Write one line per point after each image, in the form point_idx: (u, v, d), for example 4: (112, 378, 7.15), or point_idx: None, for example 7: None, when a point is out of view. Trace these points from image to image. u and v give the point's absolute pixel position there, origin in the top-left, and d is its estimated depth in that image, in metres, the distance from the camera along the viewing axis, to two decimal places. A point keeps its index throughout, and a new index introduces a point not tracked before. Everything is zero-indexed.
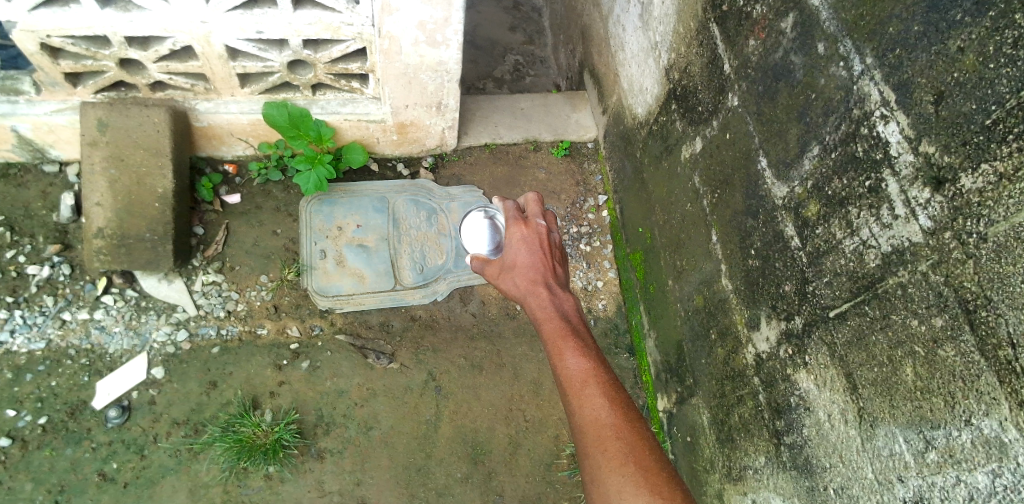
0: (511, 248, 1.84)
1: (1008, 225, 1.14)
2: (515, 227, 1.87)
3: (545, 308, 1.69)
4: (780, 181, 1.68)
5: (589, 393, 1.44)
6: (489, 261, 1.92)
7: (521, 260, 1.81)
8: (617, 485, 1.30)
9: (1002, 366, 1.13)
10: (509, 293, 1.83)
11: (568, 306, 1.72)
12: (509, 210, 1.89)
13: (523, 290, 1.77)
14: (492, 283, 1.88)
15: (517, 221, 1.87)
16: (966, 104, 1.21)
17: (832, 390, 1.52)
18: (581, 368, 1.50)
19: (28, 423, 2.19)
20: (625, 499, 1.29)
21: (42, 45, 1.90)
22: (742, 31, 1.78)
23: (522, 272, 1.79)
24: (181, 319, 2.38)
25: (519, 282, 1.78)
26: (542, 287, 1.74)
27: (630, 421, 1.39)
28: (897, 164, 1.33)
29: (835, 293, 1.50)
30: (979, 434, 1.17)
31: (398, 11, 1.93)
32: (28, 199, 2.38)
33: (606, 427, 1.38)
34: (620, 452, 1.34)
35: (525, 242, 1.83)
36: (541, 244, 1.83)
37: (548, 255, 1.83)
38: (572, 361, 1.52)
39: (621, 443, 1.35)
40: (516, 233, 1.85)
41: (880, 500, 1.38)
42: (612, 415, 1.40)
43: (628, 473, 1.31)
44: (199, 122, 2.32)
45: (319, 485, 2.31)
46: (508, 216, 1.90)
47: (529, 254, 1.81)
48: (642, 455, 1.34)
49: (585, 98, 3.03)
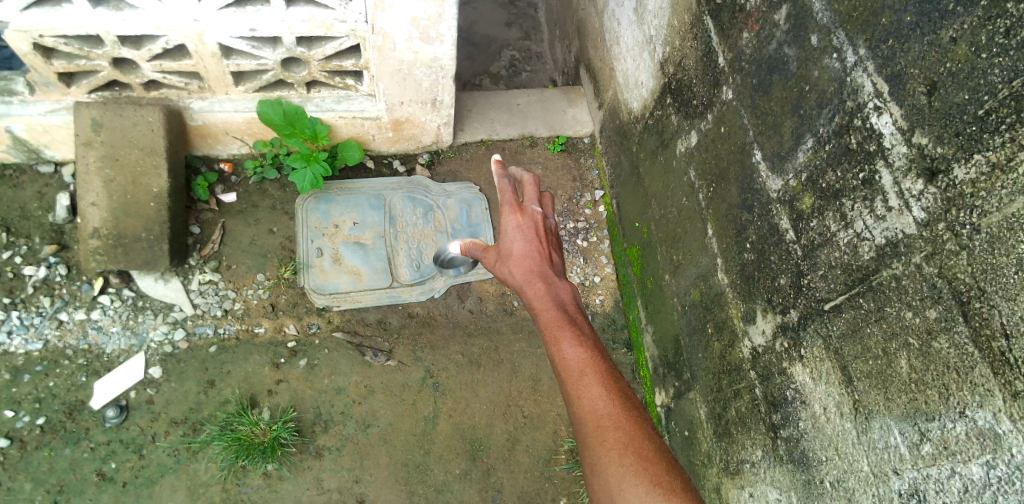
0: (507, 236, 1.82)
1: (1000, 216, 1.13)
2: (510, 213, 1.84)
3: (541, 298, 1.68)
4: (775, 174, 1.68)
5: (587, 383, 1.43)
6: (487, 249, 1.91)
7: (516, 249, 1.79)
8: (617, 475, 1.31)
9: (996, 358, 1.13)
10: (506, 282, 1.81)
11: (565, 295, 1.71)
12: (506, 194, 1.83)
13: (519, 280, 1.75)
14: (490, 272, 1.86)
15: (512, 208, 1.84)
16: (959, 95, 1.20)
17: (828, 383, 1.52)
18: (578, 357, 1.49)
19: (26, 423, 2.19)
20: (626, 490, 1.29)
21: (35, 45, 1.90)
22: (736, 23, 1.78)
23: (518, 261, 1.77)
24: (178, 318, 2.38)
25: (515, 271, 1.77)
26: (538, 277, 1.73)
27: (628, 410, 1.39)
28: (891, 156, 1.33)
29: (830, 286, 1.50)
30: (974, 426, 1.16)
31: (392, 7, 1.92)
32: (24, 200, 2.38)
33: (605, 417, 1.37)
34: (619, 442, 1.33)
35: (520, 231, 1.82)
36: (536, 232, 1.82)
37: (544, 243, 1.82)
38: (569, 350, 1.51)
39: (621, 433, 1.35)
40: (511, 221, 1.83)
41: (876, 493, 1.38)
42: (610, 404, 1.40)
43: (628, 463, 1.31)
44: (194, 121, 2.31)
45: (318, 483, 2.31)
46: (503, 199, 1.85)
47: (524, 243, 1.80)
48: (641, 444, 1.34)
49: (581, 93, 3.02)
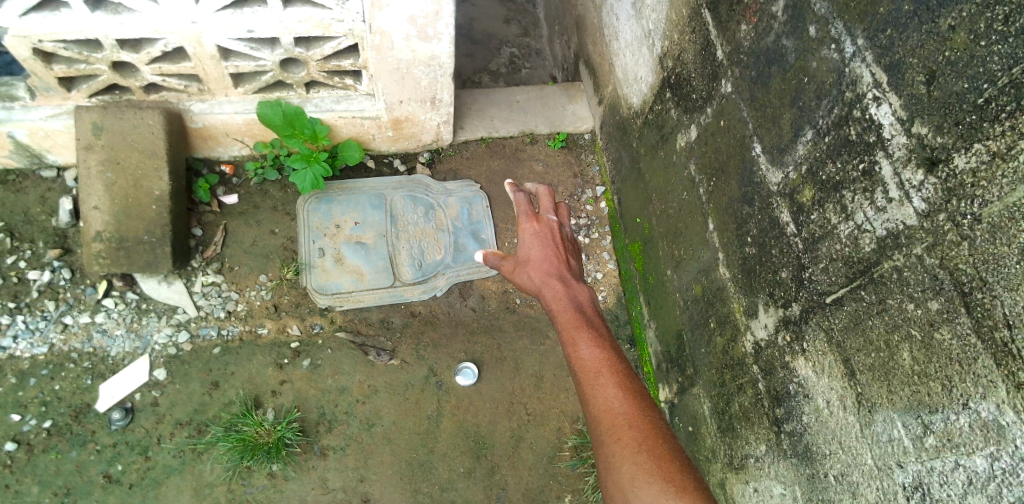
0: (524, 243, 1.85)
1: (1001, 206, 1.12)
2: (527, 222, 1.87)
3: (559, 300, 1.69)
4: (775, 167, 1.66)
5: (603, 382, 1.43)
6: (506, 257, 1.91)
7: (534, 254, 1.81)
8: (630, 473, 1.29)
9: (999, 348, 1.12)
10: (524, 288, 1.82)
11: (583, 297, 1.71)
12: (522, 204, 1.89)
13: (538, 283, 1.76)
14: (508, 279, 1.87)
15: (529, 217, 1.88)
16: (958, 84, 1.19)
17: (830, 377, 1.51)
18: (594, 357, 1.49)
19: (33, 427, 2.21)
20: (638, 488, 1.28)
21: (35, 51, 1.90)
22: (734, 16, 1.77)
23: (537, 265, 1.78)
24: (181, 320, 2.39)
25: (533, 275, 1.77)
26: (556, 280, 1.74)
27: (643, 409, 1.38)
28: (890, 146, 1.32)
29: (831, 279, 1.49)
30: (977, 417, 1.15)
31: (389, 6, 1.91)
32: (28, 205, 2.39)
33: (619, 416, 1.37)
34: (633, 441, 1.33)
35: (537, 238, 1.84)
36: (553, 238, 1.84)
37: (561, 249, 1.84)
38: (586, 350, 1.51)
39: (634, 431, 1.34)
40: (528, 229, 1.86)
41: (880, 486, 1.37)
42: (625, 403, 1.39)
43: (641, 461, 1.30)
44: (194, 123, 2.31)
45: (323, 483, 2.32)
46: (519, 210, 1.90)
47: (542, 249, 1.81)
48: (655, 442, 1.33)
49: (581, 89, 3.01)
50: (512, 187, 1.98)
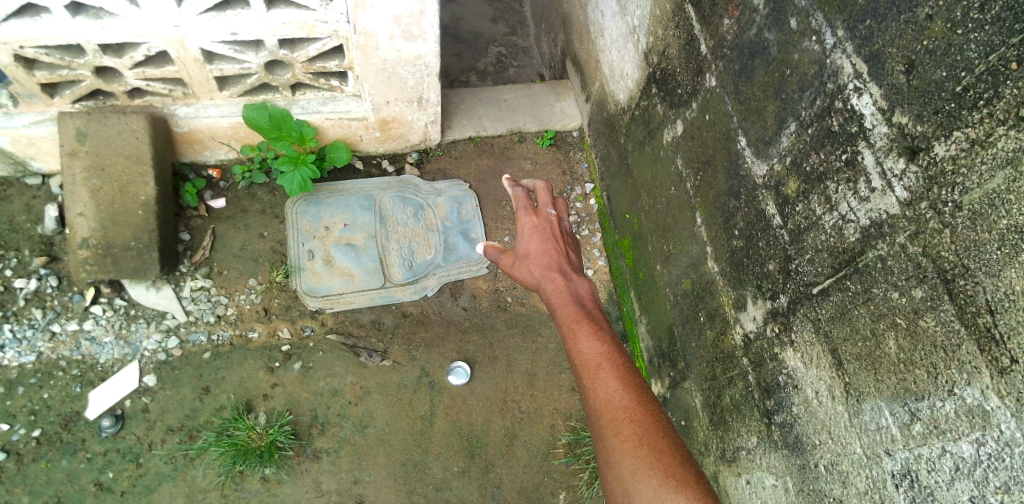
0: (524, 237, 1.85)
1: (982, 193, 1.13)
2: (526, 216, 1.89)
3: (559, 293, 1.69)
4: (760, 159, 1.67)
5: (603, 376, 1.43)
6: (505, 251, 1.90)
7: (533, 249, 1.82)
8: (630, 466, 1.29)
9: (982, 334, 1.13)
10: (525, 283, 1.81)
11: (583, 291, 1.71)
12: (520, 200, 1.91)
13: (537, 277, 1.76)
14: (506, 273, 1.87)
15: (527, 212, 1.89)
16: (936, 72, 1.20)
17: (819, 367, 1.51)
18: (594, 351, 1.49)
19: (22, 436, 2.19)
20: (639, 482, 1.27)
21: (15, 57, 1.88)
22: (717, 10, 1.77)
23: (537, 259, 1.78)
24: (171, 325, 2.37)
25: (533, 269, 1.77)
26: (556, 273, 1.74)
27: (643, 403, 1.38)
28: (872, 136, 1.33)
29: (817, 269, 1.49)
30: (962, 403, 1.16)
31: (373, 6, 1.91)
32: (13, 213, 2.37)
33: (620, 410, 1.36)
34: (635, 434, 1.32)
35: (535, 232, 1.85)
36: (551, 233, 1.85)
37: (560, 243, 1.84)
38: (586, 345, 1.51)
39: (636, 424, 1.33)
40: (527, 224, 1.87)
41: (870, 475, 1.38)
42: (625, 397, 1.39)
43: (642, 454, 1.29)
44: (180, 127, 2.30)
45: (316, 485, 2.31)
46: (518, 206, 1.91)
47: (542, 243, 1.82)
48: (654, 436, 1.32)
49: (569, 86, 3.02)
50: (509, 183, 1.99)
